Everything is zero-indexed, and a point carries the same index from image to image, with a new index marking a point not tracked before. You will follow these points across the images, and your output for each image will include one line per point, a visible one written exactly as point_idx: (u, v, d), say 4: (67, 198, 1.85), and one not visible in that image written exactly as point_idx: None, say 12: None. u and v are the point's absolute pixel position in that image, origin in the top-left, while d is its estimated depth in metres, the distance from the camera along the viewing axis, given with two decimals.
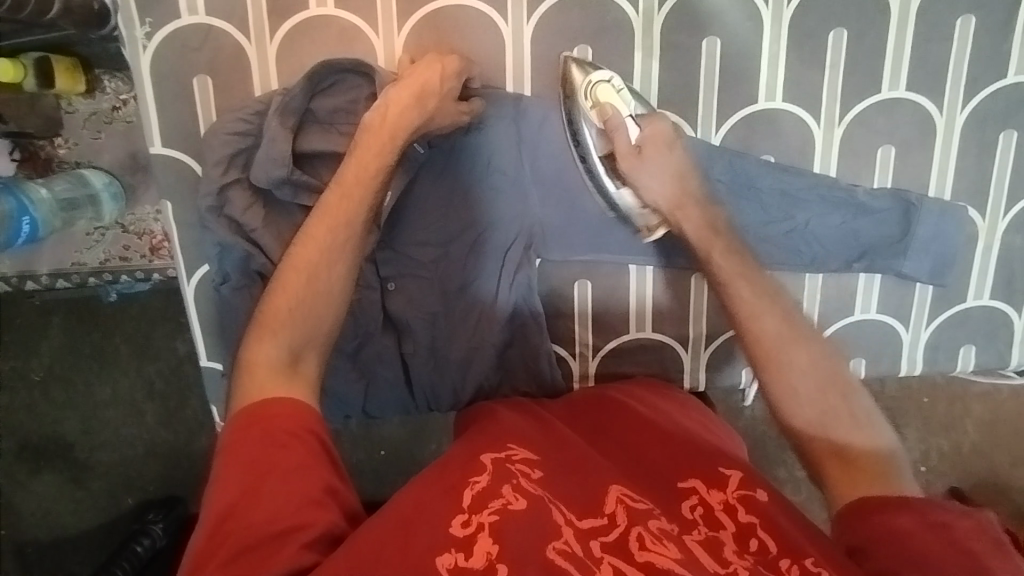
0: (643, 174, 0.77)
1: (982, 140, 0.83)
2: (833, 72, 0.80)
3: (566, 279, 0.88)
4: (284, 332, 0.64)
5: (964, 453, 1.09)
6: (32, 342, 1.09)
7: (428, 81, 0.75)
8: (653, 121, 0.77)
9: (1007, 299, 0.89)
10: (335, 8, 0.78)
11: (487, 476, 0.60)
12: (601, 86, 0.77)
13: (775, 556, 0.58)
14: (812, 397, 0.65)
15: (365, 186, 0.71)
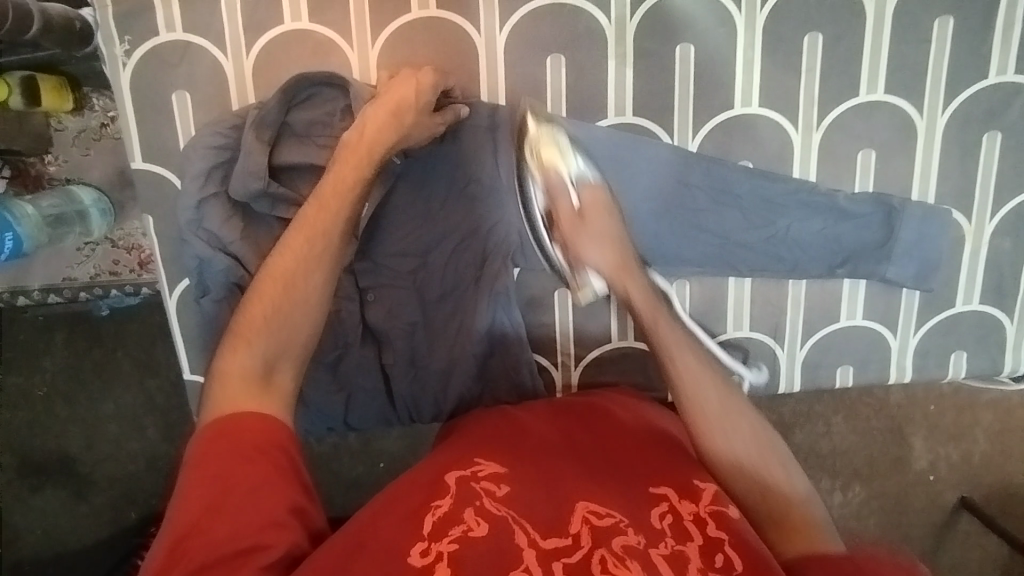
0: (585, 247, 0.75)
1: (964, 142, 0.81)
2: (810, 76, 0.80)
3: (547, 288, 0.88)
4: (258, 344, 0.63)
5: (973, 462, 1.10)
6: (36, 359, 1.09)
7: (406, 98, 0.74)
8: (592, 187, 0.76)
9: (998, 303, 0.87)
10: (310, 22, 0.78)
11: (449, 499, 0.60)
12: (546, 146, 0.77)
13: (740, 572, 0.56)
14: (742, 447, 0.67)
15: (342, 198, 0.69)
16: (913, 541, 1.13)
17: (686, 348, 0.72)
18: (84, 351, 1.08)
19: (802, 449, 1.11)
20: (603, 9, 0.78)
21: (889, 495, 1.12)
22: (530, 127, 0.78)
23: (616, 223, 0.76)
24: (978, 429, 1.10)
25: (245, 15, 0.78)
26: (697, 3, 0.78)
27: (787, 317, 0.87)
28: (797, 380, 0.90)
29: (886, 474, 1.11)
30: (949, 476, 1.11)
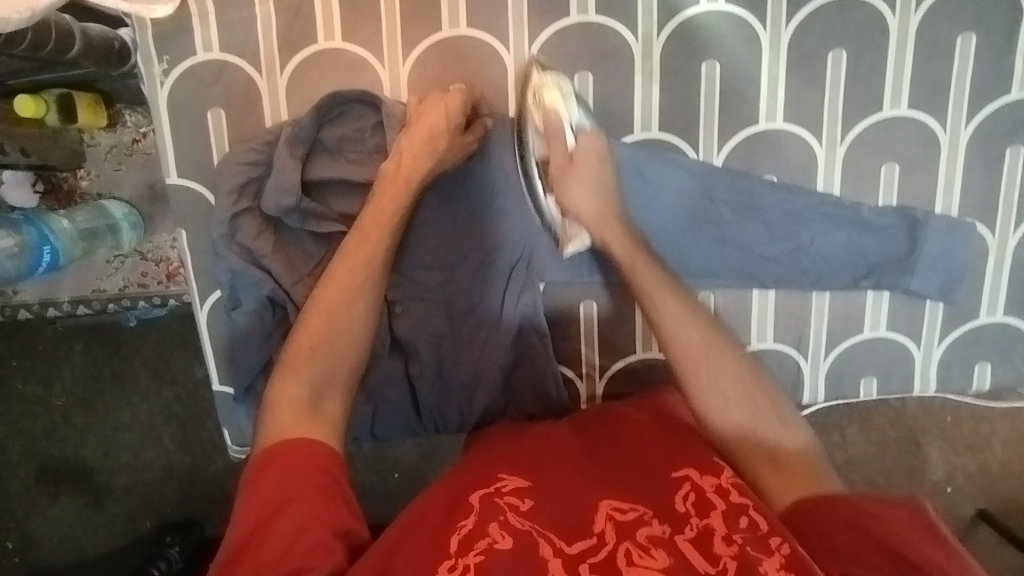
0: (574, 198, 0.77)
1: (988, 156, 0.82)
2: (834, 92, 0.81)
3: (571, 300, 0.89)
4: (308, 373, 0.66)
5: (993, 473, 1.11)
6: (55, 366, 1.10)
7: (439, 124, 0.76)
8: (591, 133, 0.78)
9: (1020, 315, 0.87)
10: (342, 41, 0.80)
11: (475, 516, 0.61)
12: (546, 91, 0.78)
13: (765, 534, 0.58)
14: (743, 403, 0.68)
15: (381, 226, 0.73)
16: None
17: (684, 299, 0.73)
18: (100, 363, 1.10)
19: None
20: (629, 27, 0.79)
21: (908, 506, 1.12)
22: (533, 74, 0.79)
23: (608, 172, 0.78)
24: (996, 439, 1.10)
25: (279, 34, 0.79)
26: (723, 21, 0.79)
27: (811, 329, 0.88)
28: (820, 393, 0.90)
29: (905, 486, 1.12)
30: (968, 488, 1.11)
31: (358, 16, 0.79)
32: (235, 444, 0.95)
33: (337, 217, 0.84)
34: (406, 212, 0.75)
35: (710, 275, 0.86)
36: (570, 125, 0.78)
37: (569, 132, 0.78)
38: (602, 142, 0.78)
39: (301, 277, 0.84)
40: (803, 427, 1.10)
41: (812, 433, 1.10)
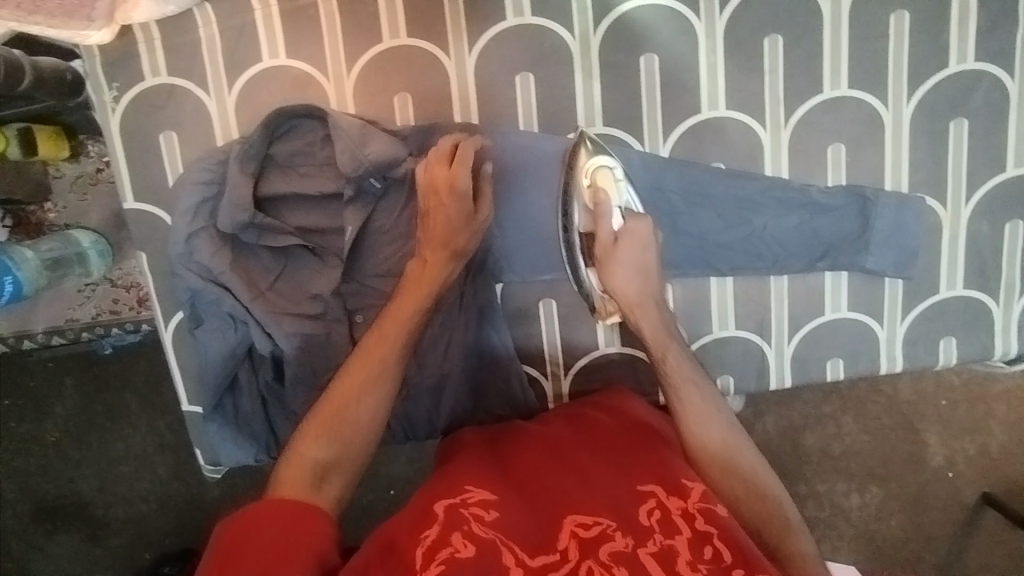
0: (616, 270, 0.77)
1: (933, 130, 0.83)
2: (773, 77, 0.82)
3: (531, 299, 0.89)
4: (333, 439, 0.68)
5: (993, 455, 1.17)
6: (51, 397, 1.13)
7: (454, 225, 0.76)
8: (637, 217, 0.77)
9: (981, 287, 0.87)
10: (287, 58, 0.81)
11: (438, 525, 0.61)
12: (602, 172, 0.80)
13: (728, 564, 0.58)
14: (748, 488, 0.69)
15: (400, 325, 0.73)
16: (939, 540, 1.18)
17: (699, 384, 0.75)
18: (94, 393, 1.12)
19: (816, 452, 1.19)
20: (567, 26, 0.81)
21: (908, 495, 1.18)
22: (581, 158, 0.81)
23: (648, 254, 0.78)
24: (993, 422, 1.17)
25: (225, 54, 0.81)
26: (658, 15, 0.80)
27: (772, 314, 0.88)
28: (788, 377, 0.90)
29: (903, 476, 1.18)
30: (968, 472, 1.17)
31: (301, 32, 0.81)
32: (209, 464, 0.95)
33: (293, 230, 0.85)
34: (427, 311, 0.75)
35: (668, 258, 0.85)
36: (618, 207, 0.79)
37: (616, 212, 0.79)
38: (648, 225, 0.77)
39: (260, 292, 0.85)
40: (797, 422, 1.19)
41: (805, 428, 1.19)
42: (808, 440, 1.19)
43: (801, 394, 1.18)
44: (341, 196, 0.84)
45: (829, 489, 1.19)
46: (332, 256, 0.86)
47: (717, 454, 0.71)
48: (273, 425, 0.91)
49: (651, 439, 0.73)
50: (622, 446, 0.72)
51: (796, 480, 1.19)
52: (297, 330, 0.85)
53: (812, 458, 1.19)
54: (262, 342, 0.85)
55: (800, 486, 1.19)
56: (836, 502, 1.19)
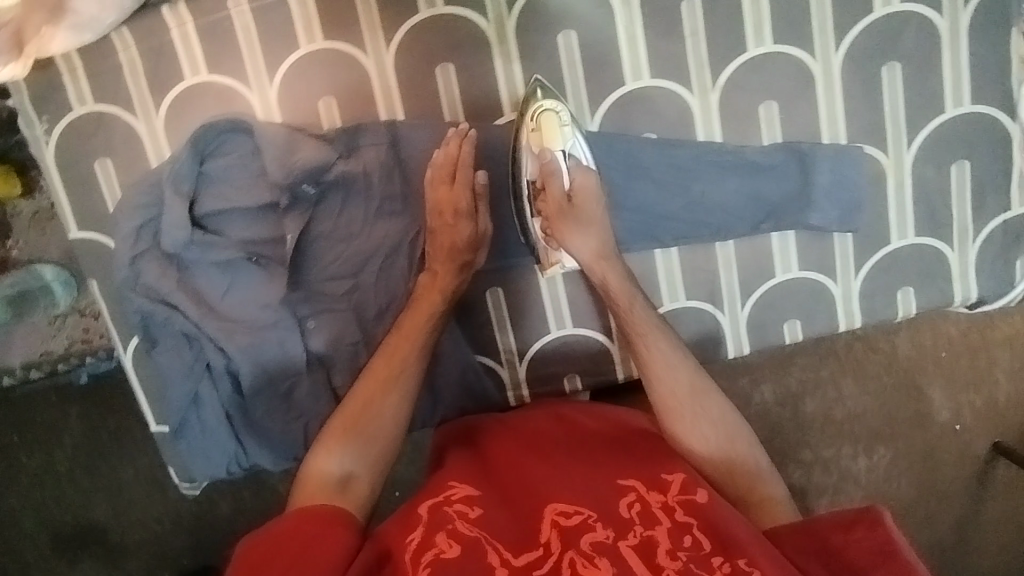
0: (575, 236, 0.78)
1: (865, 78, 0.81)
2: (695, 40, 0.80)
3: (478, 289, 0.88)
4: (349, 442, 0.73)
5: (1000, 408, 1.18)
6: (56, 431, 1.13)
7: (452, 234, 0.80)
8: (585, 172, 0.78)
9: (934, 234, 0.85)
10: (208, 73, 0.82)
11: (423, 528, 0.65)
12: (545, 113, 0.80)
13: (708, 552, 0.61)
14: (722, 444, 0.72)
15: (412, 338, 0.79)
16: (953, 497, 1.18)
17: (657, 327, 0.76)
18: (79, 426, 1.13)
19: (819, 417, 1.17)
20: (480, 12, 0.80)
21: (918, 453, 1.18)
22: (530, 101, 0.80)
23: (602, 210, 0.79)
24: (998, 370, 1.18)
25: (148, 76, 0.82)
26: None
27: (721, 281, 0.87)
28: (746, 343, 0.89)
29: (911, 435, 1.18)
30: (976, 425, 1.18)
31: (218, 47, 0.81)
32: (183, 481, 0.97)
33: (235, 245, 0.85)
34: (438, 325, 0.81)
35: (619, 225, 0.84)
36: (563, 151, 0.80)
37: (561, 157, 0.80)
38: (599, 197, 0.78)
39: (209, 308, 0.86)
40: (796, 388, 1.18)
41: (805, 393, 1.17)
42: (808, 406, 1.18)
43: (796, 358, 1.16)
44: (278, 206, 0.85)
45: (835, 454, 1.18)
46: (276, 266, 0.86)
47: (689, 418, 0.73)
48: (241, 438, 0.92)
49: (642, 430, 0.75)
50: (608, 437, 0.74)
51: (798, 446, 1.17)
52: (249, 343, 0.86)
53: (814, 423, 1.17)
54: (218, 356, 0.87)
55: (805, 453, 1.17)
56: (844, 465, 1.17)
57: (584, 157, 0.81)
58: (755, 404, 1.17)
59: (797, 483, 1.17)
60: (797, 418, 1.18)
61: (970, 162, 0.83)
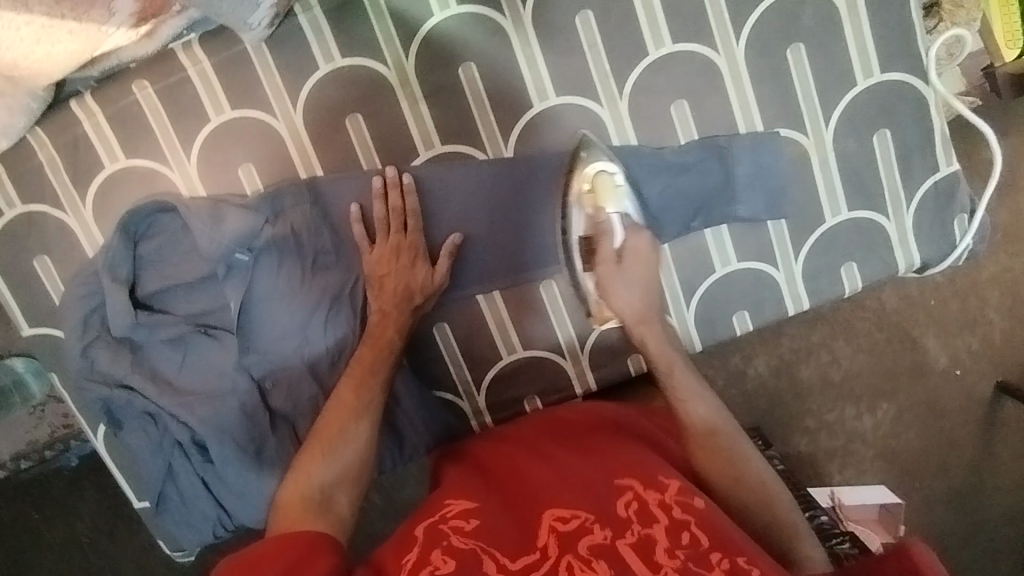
0: (614, 292, 0.77)
1: (771, 63, 0.80)
2: (594, 52, 0.80)
3: (424, 326, 0.88)
4: (326, 465, 0.74)
5: (996, 342, 1.24)
6: (61, 511, 1.19)
7: (408, 277, 0.83)
8: (637, 232, 0.78)
9: (868, 206, 0.84)
10: (127, 158, 0.83)
11: (420, 546, 0.65)
12: (601, 176, 0.81)
13: (707, 549, 0.59)
14: (756, 488, 0.70)
15: (375, 371, 0.80)
16: (963, 440, 1.24)
17: (686, 372, 0.77)
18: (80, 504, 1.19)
19: (817, 382, 1.25)
20: (379, 59, 0.80)
21: (921, 404, 1.24)
22: (580, 163, 0.83)
23: (656, 273, 0.78)
24: (989, 310, 1.25)
25: (70, 170, 0.83)
26: (463, 24, 0.79)
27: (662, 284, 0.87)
28: (697, 339, 0.89)
29: (912, 385, 1.25)
30: (976, 366, 1.24)
31: (132, 131, 0.82)
32: (175, 549, 0.99)
33: (182, 320, 0.86)
34: (398, 356, 0.83)
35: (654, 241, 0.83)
36: (615, 213, 0.80)
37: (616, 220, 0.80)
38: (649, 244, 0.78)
39: (167, 384, 0.87)
40: (790, 359, 1.25)
41: (799, 362, 1.25)
42: (805, 372, 1.25)
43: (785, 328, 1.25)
44: (216, 276, 0.86)
45: (840, 417, 1.25)
46: (225, 334, 0.88)
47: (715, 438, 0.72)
48: (221, 502, 0.92)
49: (638, 439, 0.75)
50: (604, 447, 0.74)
51: (802, 414, 1.25)
52: (210, 413, 0.87)
53: (815, 390, 1.25)
54: (181, 430, 0.87)
55: (809, 420, 1.24)
56: (850, 427, 1.24)
57: (636, 215, 0.81)
58: (752, 377, 1.25)
59: (805, 451, 1.24)
60: (795, 387, 1.25)
61: (890, 131, 0.82)
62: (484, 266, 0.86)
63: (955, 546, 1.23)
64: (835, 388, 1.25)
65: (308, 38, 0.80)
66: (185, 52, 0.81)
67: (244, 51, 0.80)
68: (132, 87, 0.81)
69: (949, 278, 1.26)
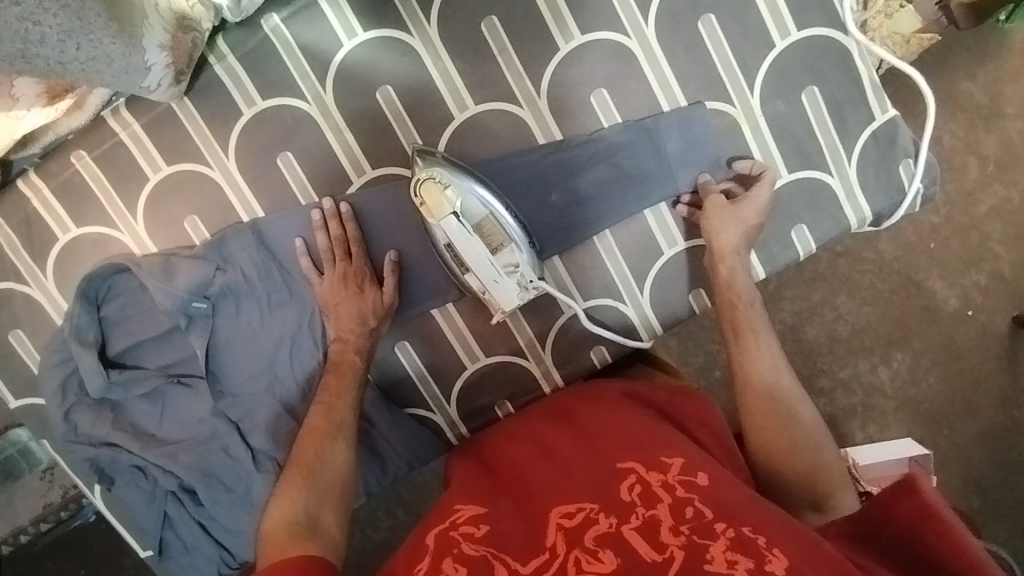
0: (495, 285, 0.80)
1: (682, 38, 0.80)
2: (505, 56, 0.80)
3: (385, 347, 0.90)
4: (305, 492, 0.74)
5: (1009, 275, 1.21)
6: (87, 564, 1.24)
7: (360, 303, 0.84)
8: (485, 220, 0.79)
9: (810, 166, 0.83)
10: (77, 227, 0.86)
11: (430, 556, 0.62)
12: (426, 184, 0.78)
13: (711, 520, 0.57)
14: (805, 450, 0.73)
15: (342, 398, 0.82)
16: (987, 378, 1.21)
17: (767, 334, 0.79)
18: (103, 556, 1.24)
19: (824, 341, 1.22)
20: (298, 95, 0.82)
21: (937, 347, 1.22)
22: (418, 164, 0.79)
23: (520, 250, 0.80)
24: (992, 243, 1.21)
25: (27, 247, 0.87)
26: (373, 48, 0.80)
27: (612, 273, 0.87)
28: (657, 324, 0.89)
29: (924, 329, 1.22)
30: (988, 303, 1.21)
31: (79, 201, 0.85)
32: None
33: (153, 373, 0.89)
34: (361, 383, 0.84)
35: (525, 234, 0.82)
36: (456, 216, 0.78)
37: (456, 222, 0.78)
38: (503, 231, 0.80)
39: (149, 437, 0.90)
40: (793, 323, 1.23)
41: (802, 323, 1.23)
42: (810, 333, 1.22)
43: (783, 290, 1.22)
44: (179, 327, 0.88)
45: (854, 373, 1.22)
46: (198, 380, 0.89)
47: (767, 390, 0.76)
48: (221, 541, 0.93)
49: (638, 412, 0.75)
50: (608, 430, 0.71)
51: (813, 376, 1.22)
52: (194, 458, 0.89)
53: (821, 349, 1.22)
54: (168, 479, 0.89)
55: (823, 380, 1.22)
56: (868, 380, 1.22)
57: (486, 199, 0.80)
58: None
59: (825, 413, 1.22)
60: (802, 349, 1.22)
61: (818, 87, 0.81)
62: (433, 284, 0.88)
63: (992, 488, 1.20)
64: (835, 346, 1.22)
65: (227, 86, 0.82)
66: (115, 117, 0.83)
67: (168, 108, 0.82)
68: (71, 159, 0.85)
69: (942, 220, 1.21)
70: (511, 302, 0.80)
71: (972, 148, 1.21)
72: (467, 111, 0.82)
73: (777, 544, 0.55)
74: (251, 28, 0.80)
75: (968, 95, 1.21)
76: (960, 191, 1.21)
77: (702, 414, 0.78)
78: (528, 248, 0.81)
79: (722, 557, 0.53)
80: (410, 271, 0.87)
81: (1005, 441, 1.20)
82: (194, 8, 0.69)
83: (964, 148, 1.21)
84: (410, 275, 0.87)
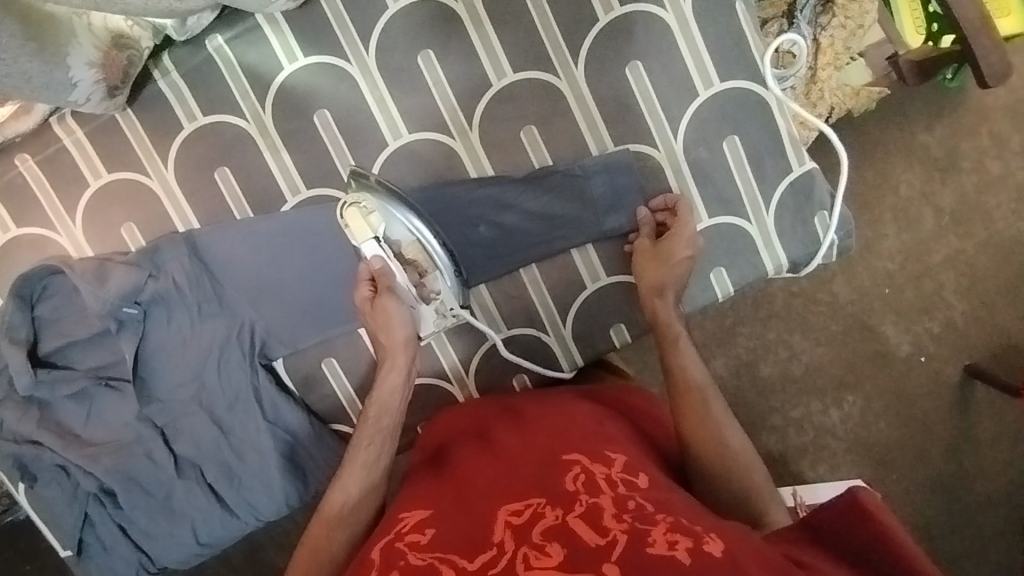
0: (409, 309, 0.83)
1: (611, 83, 0.83)
2: (439, 87, 0.84)
3: (312, 363, 0.93)
4: (340, 527, 0.74)
5: (962, 325, 1.23)
6: (16, 561, 1.24)
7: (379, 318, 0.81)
8: (410, 246, 0.85)
9: (731, 212, 0.85)
10: (17, 227, 0.88)
11: (376, 570, 0.58)
12: (350, 210, 0.83)
13: (652, 511, 0.57)
14: (738, 476, 0.73)
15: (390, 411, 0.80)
16: (936, 425, 1.22)
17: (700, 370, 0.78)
18: (33, 554, 1.24)
19: (779, 378, 1.24)
20: (237, 114, 0.85)
21: (889, 391, 1.23)
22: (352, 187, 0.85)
23: (442, 279, 0.85)
24: (946, 292, 1.23)
25: None
26: (313, 74, 0.84)
27: (536, 303, 0.89)
28: (578, 356, 0.90)
29: (877, 373, 1.23)
30: (940, 351, 1.23)
31: (21, 202, 0.88)
32: None
33: (82, 374, 0.89)
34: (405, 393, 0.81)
35: (452, 261, 0.86)
36: (375, 240, 0.83)
37: (376, 246, 0.83)
38: (428, 258, 0.85)
39: (74, 437, 0.89)
40: (748, 358, 1.24)
41: (757, 359, 1.24)
42: (765, 368, 1.24)
43: (739, 326, 1.23)
44: (110, 331, 0.88)
45: (807, 413, 1.24)
46: (125, 384, 0.89)
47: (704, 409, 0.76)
48: (140, 545, 0.93)
49: (585, 419, 0.74)
50: (549, 429, 0.72)
51: (766, 413, 1.24)
52: (115, 462, 0.88)
53: (774, 384, 1.24)
54: (88, 481, 0.88)
55: (775, 418, 1.24)
56: (819, 420, 1.24)
57: (410, 228, 0.84)
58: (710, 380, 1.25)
59: (776, 450, 1.24)
60: (755, 384, 1.24)
61: (739, 136, 0.84)
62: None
63: (939, 535, 1.22)
64: (790, 385, 1.24)
65: (169, 100, 0.85)
66: (60, 124, 0.86)
67: (112, 119, 0.85)
68: (16, 161, 0.87)
69: (896, 267, 1.23)
70: (427, 328, 0.86)
71: (927, 198, 1.23)
72: (400, 138, 0.85)
73: (715, 531, 0.56)
74: (196, 47, 0.84)
75: (925, 146, 1.23)
76: (918, 234, 1.23)
77: (652, 411, 0.82)
78: (453, 273, 0.86)
79: (663, 539, 0.53)
80: (343, 289, 0.89)
81: (950, 490, 1.22)
82: (133, 28, 0.73)
83: (920, 198, 1.23)
84: (338, 294, 0.90)
